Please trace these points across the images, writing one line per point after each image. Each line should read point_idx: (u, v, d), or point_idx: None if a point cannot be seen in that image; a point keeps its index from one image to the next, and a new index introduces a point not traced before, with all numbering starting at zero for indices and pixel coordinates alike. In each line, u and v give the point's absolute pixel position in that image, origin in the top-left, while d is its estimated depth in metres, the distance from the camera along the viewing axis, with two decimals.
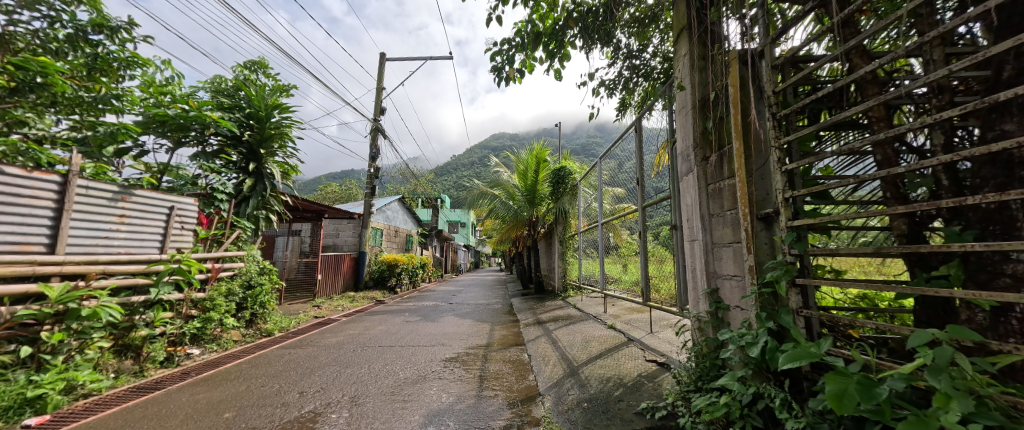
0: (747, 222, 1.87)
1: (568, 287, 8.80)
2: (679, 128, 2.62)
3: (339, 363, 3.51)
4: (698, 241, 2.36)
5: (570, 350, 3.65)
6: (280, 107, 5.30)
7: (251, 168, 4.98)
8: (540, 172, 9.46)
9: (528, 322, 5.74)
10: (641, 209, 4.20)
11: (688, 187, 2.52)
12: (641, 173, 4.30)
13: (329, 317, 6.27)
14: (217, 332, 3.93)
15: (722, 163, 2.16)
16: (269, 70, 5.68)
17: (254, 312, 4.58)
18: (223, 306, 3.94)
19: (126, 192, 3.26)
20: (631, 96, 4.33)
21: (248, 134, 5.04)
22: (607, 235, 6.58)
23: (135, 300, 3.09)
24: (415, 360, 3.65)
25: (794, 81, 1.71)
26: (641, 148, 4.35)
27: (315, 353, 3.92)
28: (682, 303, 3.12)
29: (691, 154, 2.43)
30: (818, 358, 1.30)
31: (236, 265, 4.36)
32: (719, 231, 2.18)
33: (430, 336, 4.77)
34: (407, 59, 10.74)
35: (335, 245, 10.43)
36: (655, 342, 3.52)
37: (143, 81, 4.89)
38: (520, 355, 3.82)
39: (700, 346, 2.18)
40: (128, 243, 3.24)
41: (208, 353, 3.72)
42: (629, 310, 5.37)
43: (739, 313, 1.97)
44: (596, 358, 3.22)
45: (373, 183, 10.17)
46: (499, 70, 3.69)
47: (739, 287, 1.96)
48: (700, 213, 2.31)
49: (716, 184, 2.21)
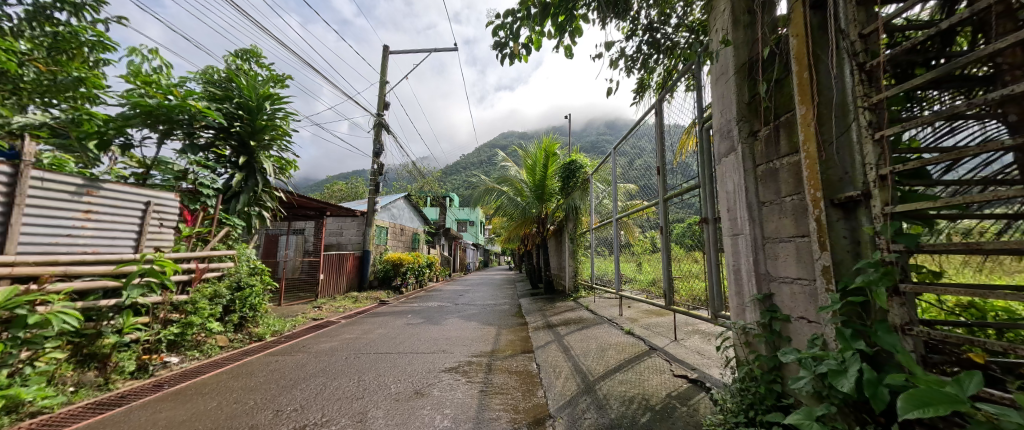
0: (820, 209, 1.44)
1: (579, 287, 8.36)
2: (715, 100, 2.18)
3: (327, 373, 3.18)
4: (743, 235, 1.92)
5: (583, 360, 3.24)
6: (272, 98, 4.99)
7: (241, 162, 4.68)
8: (549, 167, 9.01)
9: (537, 325, 5.33)
10: (662, 202, 3.75)
11: (727, 170, 2.07)
12: (663, 162, 3.84)
13: (328, 320, 5.97)
14: (200, 337, 3.65)
15: (777, 137, 1.72)
16: (262, 59, 5.39)
17: (243, 315, 4.29)
18: (206, 309, 3.65)
19: (93, 185, 3.00)
20: (650, 76, 3.86)
21: (238, 126, 4.74)
22: (621, 232, 6.13)
23: (102, 304, 2.82)
24: (411, 371, 3.29)
25: (892, 17, 1.26)
26: (662, 134, 3.88)
27: (304, 361, 3.60)
28: (715, 309, 2.68)
29: (733, 129, 1.99)
30: (962, 406, 0.88)
31: (224, 265, 4.13)
32: (773, 222, 1.75)
33: (430, 341, 4.40)
34: (411, 51, 10.40)
35: (338, 244, 10.18)
36: (681, 352, 3.09)
37: (129, 71, 4.62)
38: (527, 365, 3.42)
39: (750, 365, 1.76)
40: (96, 241, 2.98)
41: (188, 361, 3.43)
42: (647, 314, 4.92)
43: (806, 326, 1.55)
44: (615, 372, 2.80)
45: (377, 180, 9.88)
46: (502, 46, 3.27)
47: (807, 293, 1.53)
48: (747, 201, 1.88)
49: (769, 164, 1.77)
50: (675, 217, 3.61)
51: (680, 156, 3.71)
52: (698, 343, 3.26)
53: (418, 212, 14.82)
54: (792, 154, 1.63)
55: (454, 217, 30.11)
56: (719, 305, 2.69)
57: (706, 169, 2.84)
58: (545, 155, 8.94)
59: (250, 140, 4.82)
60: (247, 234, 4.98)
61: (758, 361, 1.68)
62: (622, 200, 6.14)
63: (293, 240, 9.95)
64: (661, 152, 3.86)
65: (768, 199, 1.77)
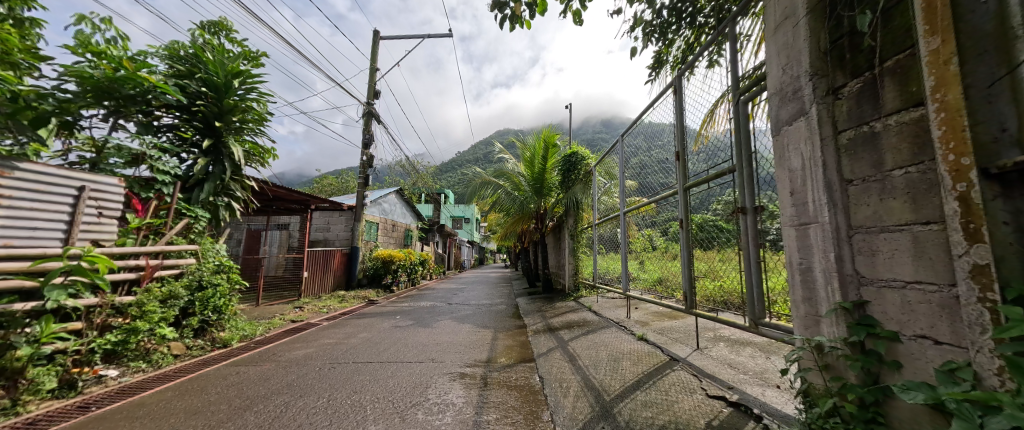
0: (967, 182, 0.99)
1: (580, 286, 7.91)
2: (770, 57, 1.73)
3: (294, 388, 2.71)
4: (817, 224, 1.47)
5: (594, 373, 2.79)
6: (242, 75, 4.46)
7: (205, 146, 4.15)
8: (549, 159, 8.53)
9: (537, 328, 4.87)
10: (682, 191, 3.29)
11: (791, 142, 1.62)
12: (682, 146, 3.37)
13: (308, 322, 5.45)
14: (149, 345, 3.14)
15: (878, 91, 1.27)
16: (232, 34, 4.85)
17: (206, 318, 3.78)
18: (156, 312, 3.15)
19: (4, 165, 2.49)
20: (669, 49, 3.41)
21: (201, 104, 4.20)
22: (627, 228, 5.68)
23: (14, 308, 2.32)
24: (392, 385, 2.82)
25: None
26: (682, 114, 3.41)
27: (269, 372, 3.11)
28: (756, 316, 2.25)
29: (804, 87, 1.53)
30: None
31: (182, 261, 3.62)
32: (869, 206, 1.30)
33: (419, 348, 3.92)
34: (403, 37, 9.83)
35: (325, 240, 9.61)
36: (709, 365, 2.64)
37: (78, 40, 4.08)
38: (528, 378, 2.96)
39: (835, 398, 1.31)
40: (11, 232, 2.49)
41: (130, 374, 2.92)
42: (659, 316, 4.48)
43: (933, 350, 1.10)
44: (634, 391, 2.34)
45: (367, 172, 9.35)
46: (501, 7, 2.79)
47: (937, 303, 1.09)
48: (824, 180, 1.43)
49: (863, 129, 1.33)
50: (698, 208, 3.15)
51: (703, 139, 3.25)
52: (724, 353, 2.82)
53: (411, 207, 14.28)
54: (906, 110, 1.18)
55: (449, 214, 29.54)
56: (761, 311, 2.24)
57: (742, 150, 2.40)
58: (544, 146, 8.46)
59: (216, 121, 4.28)
60: (215, 227, 4.48)
61: (852, 394, 1.23)
62: (628, 193, 5.68)
63: (277, 235, 9.39)
64: (681, 135, 3.39)
65: (862, 175, 1.32)
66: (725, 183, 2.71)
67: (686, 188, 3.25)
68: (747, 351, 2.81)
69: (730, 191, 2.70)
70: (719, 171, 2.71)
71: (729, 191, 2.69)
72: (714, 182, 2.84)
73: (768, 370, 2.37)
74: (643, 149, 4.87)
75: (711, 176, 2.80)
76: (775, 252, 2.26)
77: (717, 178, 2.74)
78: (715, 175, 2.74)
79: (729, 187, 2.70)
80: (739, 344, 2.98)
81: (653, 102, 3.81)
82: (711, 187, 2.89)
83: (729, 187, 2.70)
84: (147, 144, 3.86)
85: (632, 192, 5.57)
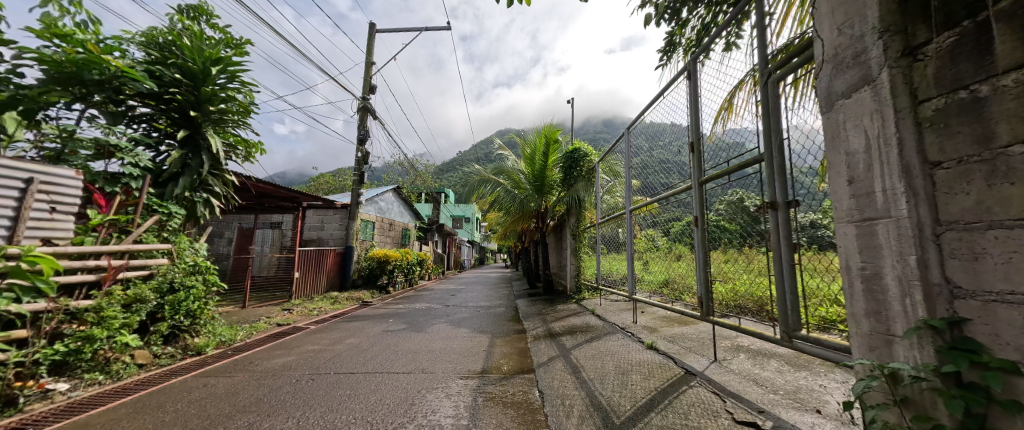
0: None
1: (583, 287, 7.61)
2: (820, 18, 1.43)
3: (264, 405, 2.42)
4: (885, 219, 1.17)
5: (601, 389, 2.49)
6: (222, 63, 4.17)
7: (180, 137, 3.86)
8: (550, 156, 8.23)
9: (537, 334, 4.56)
10: (697, 187, 2.98)
11: (846, 119, 1.32)
12: (698, 136, 3.06)
13: (294, 325, 5.15)
14: (108, 355, 2.86)
15: (986, 44, 0.97)
16: (213, 19, 4.55)
17: (178, 324, 3.49)
18: (117, 318, 2.87)
19: None
20: (682, 29, 3.09)
21: (175, 93, 3.90)
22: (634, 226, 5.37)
23: None
24: (374, 400, 2.52)
25: None
26: (696, 101, 3.10)
27: (241, 384, 2.82)
28: (790, 329, 1.94)
29: (869, 48, 1.22)
30: None
31: (152, 262, 3.35)
32: (970, 195, 1.00)
33: (410, 355, 3.63)
34: (400, 30, 9.53)
35: (319, 239, 9.31)
36: (732, 380, 2.34)
37: (41, 22, 3.77)
38: (527, 392, 2.67)
39: None
40: None
41: (83, 388, 2.63)
42: (668, 322, 4.18)
43: None
44: (648, 414, 2.04)
45: (363, 170, 9.06)
46: None
47: None
48: (901, 163, 1.13)
49: (960, 95, 1.03)
50: (714, 204, 2.84)
51: (721, 128, 2.94)
52: (747, 367, 2.50)
53: (409, 206, 13.98)
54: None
55: (449, 214, 29.22)
56: (797, 322, 1.94)
57: (771, 137, 2.10)
58: (545, 143, 8.14)
59: (192, 111, 3.99)
60: (188, 227, 4.15)
61: None
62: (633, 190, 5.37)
63: (269, 234, 9.10)
64: (695, 125, 3.07)
65: (960, 154, 1.02)
66: (748, 175, 2.40)
67: (702, 183, 2.95)
68: (773, 364, 2.50)
69: (754, 184, 2.39)
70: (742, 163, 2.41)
71: (754, 184, 2.39)
72: (735, 175, 2.53)
73: (802, 389, 2.06)
74: (650, 143, 4.56)
75: (732, 168, 2.49)
76: (812, 253, 1.96)
77: (739, 170, 2.44)
78: (737, 167, 2.43)
79: (753, 180, 2.40)
80: (762, 356, 2.67)
81: (663, 90, 3.50)
82: (731, 180, 2.59)
83: (754, 180, 2.40)
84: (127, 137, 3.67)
85: (638, 189, 5.26)
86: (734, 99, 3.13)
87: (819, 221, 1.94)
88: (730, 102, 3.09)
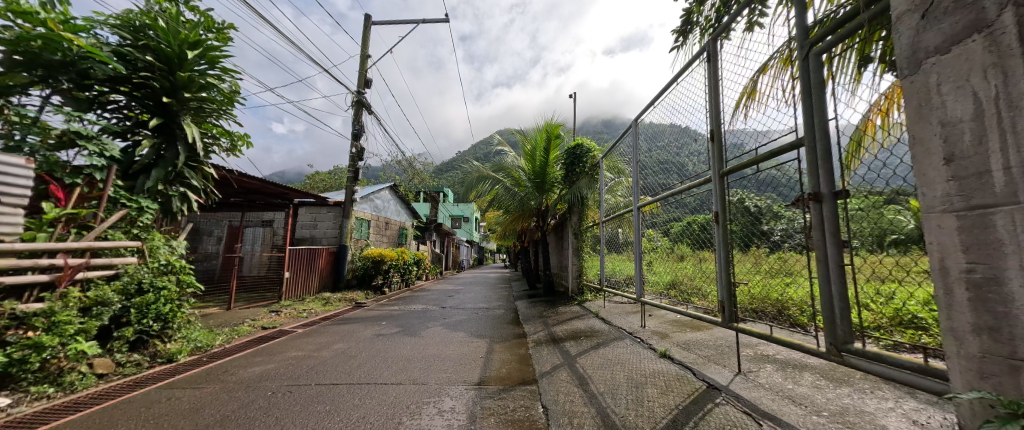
0: None
1: (585, 289, 7.33)
2: None
3: (230, 424, 2.13)
4: (1010, 207, 0.89)
5: (613, 406, 2.19)
6: (200, 46, 3.87)
7: (151, 125, 3.56)
8: (551, 152, 7.95)
9: (538, 339, 4.27)
10: (717, 180, 2.68)
11: (941, 82, 1.03)
12: (719, 123, 2.73)
13: (280, 329, 4.86)
14: (61, 364, 2.57)
15: None
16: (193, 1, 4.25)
17: (146, 329, 3.18)
18: (72, 323, 2.58)
19: None
20: (700, 6, 2.81)
21: (147, 77, 3.59)
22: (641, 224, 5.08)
23: None
24: (356, 417, 2.23)
25: None
26: (716, 85, 2.79)
27: (209, 398, 2.51)
28: (839, 342, 1.66)
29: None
30: None
31: (120, 260, 3.08)
32: None
33: (400, 363, 3.33)
34: (395, 21, 9.22)
35: (312, 237, 8.97)
36: (764, 397, 2.05)
37: None
38: (529, 407, 2.38)
39: None
40: None
41: (28, 402, 2.33)
42: (679, 326, 3.90)
43: None
44: None
45: (357, 166, 8.76)
46: None
47: None
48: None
49: None
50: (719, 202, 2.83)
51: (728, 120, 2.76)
52: (778, 381, 2.22)
53: (405, 205, 13.68)
54: None
55: (449, 214, 28.91)
56: (849, 334, 1.64)
57: (814, 120, 1.81)
58: (546, 139, 7.86)
59: (167, 98, 3.69)
60: (162, 223, 3.85)
61: None
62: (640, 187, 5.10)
63: (260, 233, 8.79)
64: (716, 110, 2.76)
65: None
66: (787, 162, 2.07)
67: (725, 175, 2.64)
68: (807, 378, 2.22)
69: (792, 175, 2.10)
70: (772, 151, 2.13)
71: (790, 175, 2.09)
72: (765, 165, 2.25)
73: (849, 410, 1.79)
74: (658, 136, 4.27)
75: (759, 158, 2.21)
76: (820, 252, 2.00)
77: (771, 158, 2.14)
78: (768, 156, 2.14)
79: (791, 170, 2.10)
80: (793, 369, 2.39)
81: (677, 76, 3.20)
82: (762, 171, 2.29)
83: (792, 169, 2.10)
84: (97, 126, 3.39)
85: (645, 186, 5.01)
86: (756, 84, 2.84)
87: (859, 217, 1.71)
88: (752, 86, 2.81)
